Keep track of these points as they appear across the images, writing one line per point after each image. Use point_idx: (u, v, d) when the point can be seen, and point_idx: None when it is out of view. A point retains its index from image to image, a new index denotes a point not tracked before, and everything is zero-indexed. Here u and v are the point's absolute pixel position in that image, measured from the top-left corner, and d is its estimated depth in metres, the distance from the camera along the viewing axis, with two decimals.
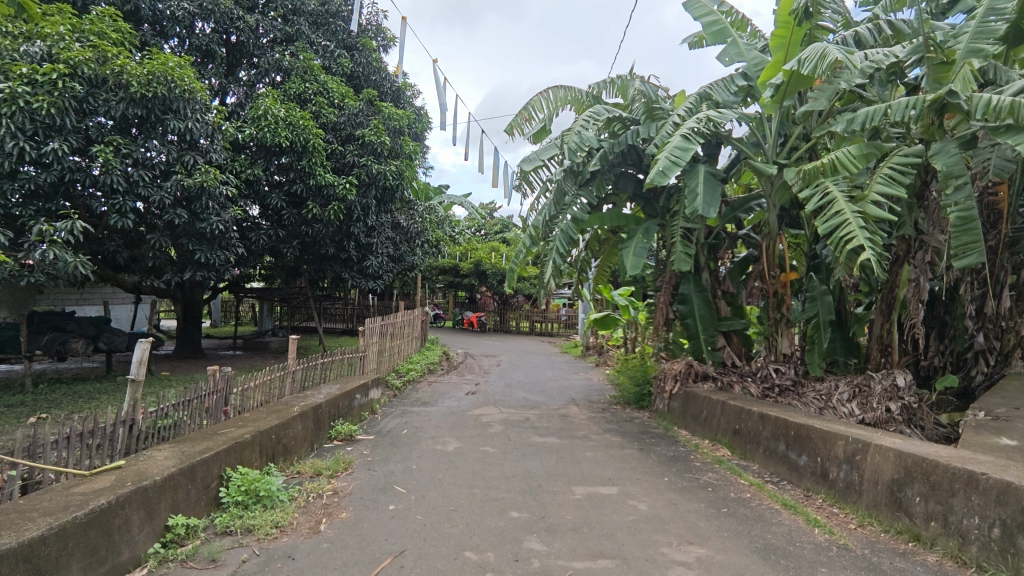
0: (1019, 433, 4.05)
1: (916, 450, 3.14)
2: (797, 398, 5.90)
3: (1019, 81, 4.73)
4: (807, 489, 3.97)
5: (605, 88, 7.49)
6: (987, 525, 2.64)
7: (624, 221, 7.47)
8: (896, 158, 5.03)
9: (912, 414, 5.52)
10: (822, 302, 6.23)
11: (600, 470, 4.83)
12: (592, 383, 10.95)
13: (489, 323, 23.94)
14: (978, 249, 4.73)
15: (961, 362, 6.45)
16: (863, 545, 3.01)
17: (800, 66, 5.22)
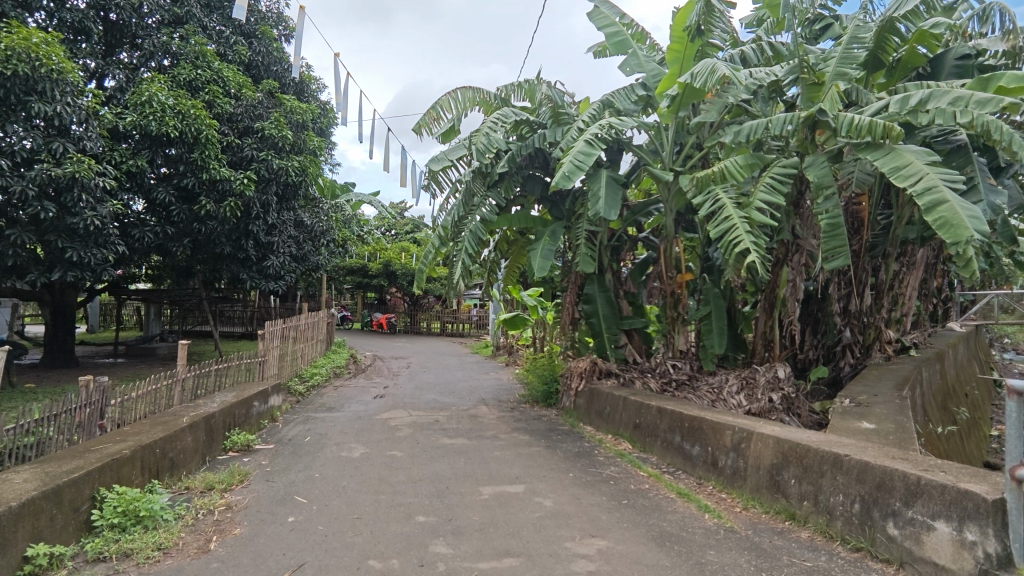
0: (876, 417, 4.56)
1: (792, 436, 3.43)
2: (692, 391, 6.28)
3: (876, 103, 5.31)
4: (699, 477, 4.23)
5: (513, 91, 7.58)
6: (849, 501, 2.92)
7: (532, 223, 7.60)
8: (777, 169, 5.48)
9: (790, 403, 6.03)
10: (715, 304, 6.66)
11: (507, 469, 4.88)
12: (502, 383, 11.05)
13: (399, 324, 23.54)
14: (843, 253, 5.28)
15: (831, 354, 7.13)
16: (747, 527, 3.25)
17: (692, 80, 5.56)
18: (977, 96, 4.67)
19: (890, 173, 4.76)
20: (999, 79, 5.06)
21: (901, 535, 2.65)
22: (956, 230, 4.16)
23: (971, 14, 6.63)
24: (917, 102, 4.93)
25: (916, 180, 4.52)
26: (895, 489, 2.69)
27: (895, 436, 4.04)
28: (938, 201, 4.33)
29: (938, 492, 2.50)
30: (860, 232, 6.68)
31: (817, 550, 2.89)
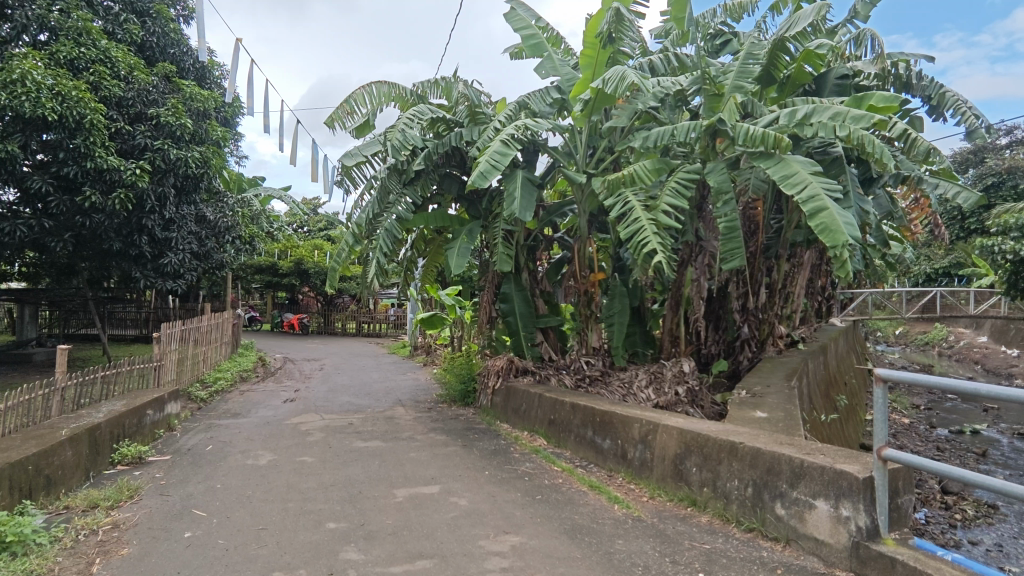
0: (768, 406, 4.92)
1: (694, 427, 3.63)
2: (605, 387, 6.51)
3: (769, 115, 5.75)
4: (610, 469, 4.38)
5: (429, 88, 7.51)
6: (743, 485, 3.13)
7: (448, 221, 7.57)
8: (681, 174, 5.78)
9: (695, 396, 6.34)
10: (622, 301, 6.97)
11: (423, 470, 4.83)
12: (420, 383, 10.91)
13: (313, 325, 22.65)
14: (740, 254, 5.67)
15: (732, 349, 7.59)
16: (653, 515, 3.41)
17: (604, 85, 5.76)
18: (852, 112, 5.16)
19: (780, 181, 5.15)
20: (871, 98, 5.63)
21: (787, 515, 2.87)
22: (835, 235, 4.58)
23: (850, 38, 7.33)
24: (803, 116, 5.38)
25: (801, 189, 4.93)
26: (782, 473, 2.91)
27: (784, 423, 4.40)
28: (819, 207, 4.74)
29: (819, 473, 2.73)
30: (755, 235, 7.19)
31: (716, 533, 3.07)
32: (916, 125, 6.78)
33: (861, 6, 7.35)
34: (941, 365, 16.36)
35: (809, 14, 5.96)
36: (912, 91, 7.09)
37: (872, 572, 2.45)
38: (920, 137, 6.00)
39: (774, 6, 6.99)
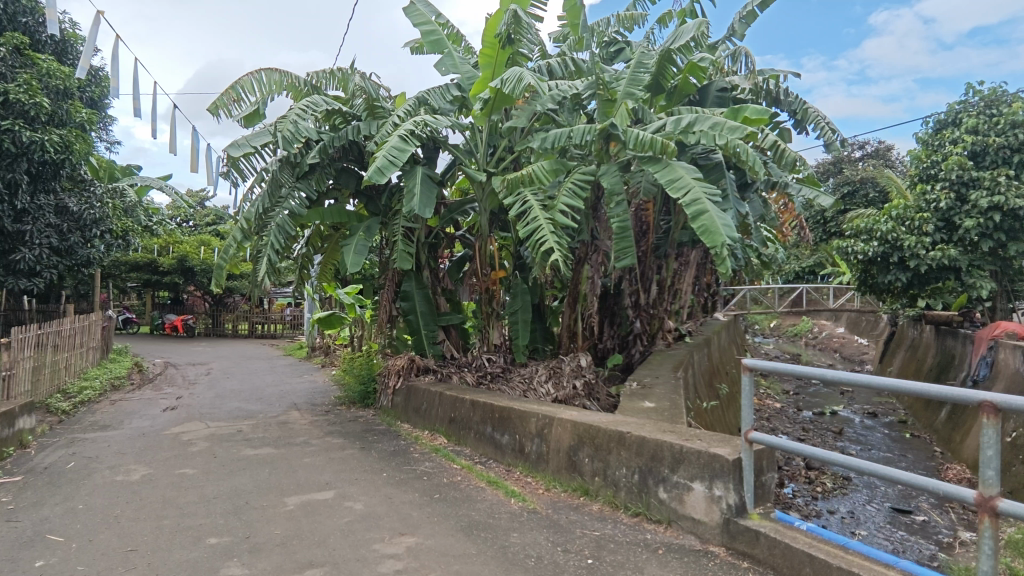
0: (656, 396, 5.24)
1: (586, 419, 3.77)
2: (506, 383, 6.61)
3: (657, 121, 6.09)
4: (508, 464, 4.45)
5: (325, 79, 7.22)
6: (631, 473, 3.30)
7: (346, 217, 7.32)
8: (577, 175, 5.98)
9: (591, 388, 6.60)
10: (522, 298, 7.09)
11: (317, 475, 4.64)
12: (317, 385, 10.48)
13: (199, 327, 21.08)
14: (631, 253, 5.97)
15: (626, 342, 7.98)
16: (547, 507, 3.50)
17: (502, 85, 5.83)
18: (729, 123, 5.57)
19: (666, 185, 5.48)
20: (746, 110, 6.12)
21: (668, 498, 3.05)
22: (714, 236, 4.94)
23: (729, 54, 7.93)
24: (687, 125, 5.75)
25: (685, 192, 5.26)
26: (664, 459, 3.09)
27: (669, 412, 4.70)
28: (701, 210, 5.09)
29: (695, 457, 2.92)
30: (646, 236, 7.60)
31: (605, 520, 3.21)
32: (785, 136, 7.47)
33: (739, 25, 7.97)
34: (807, 354, 18.21)
35: (692, 28, 6.37)
36: (781, 106, 7.85)
37: (740, 545, 2.67)
38: (786, 148, 6.65)
39: (662, 19, 7.40)
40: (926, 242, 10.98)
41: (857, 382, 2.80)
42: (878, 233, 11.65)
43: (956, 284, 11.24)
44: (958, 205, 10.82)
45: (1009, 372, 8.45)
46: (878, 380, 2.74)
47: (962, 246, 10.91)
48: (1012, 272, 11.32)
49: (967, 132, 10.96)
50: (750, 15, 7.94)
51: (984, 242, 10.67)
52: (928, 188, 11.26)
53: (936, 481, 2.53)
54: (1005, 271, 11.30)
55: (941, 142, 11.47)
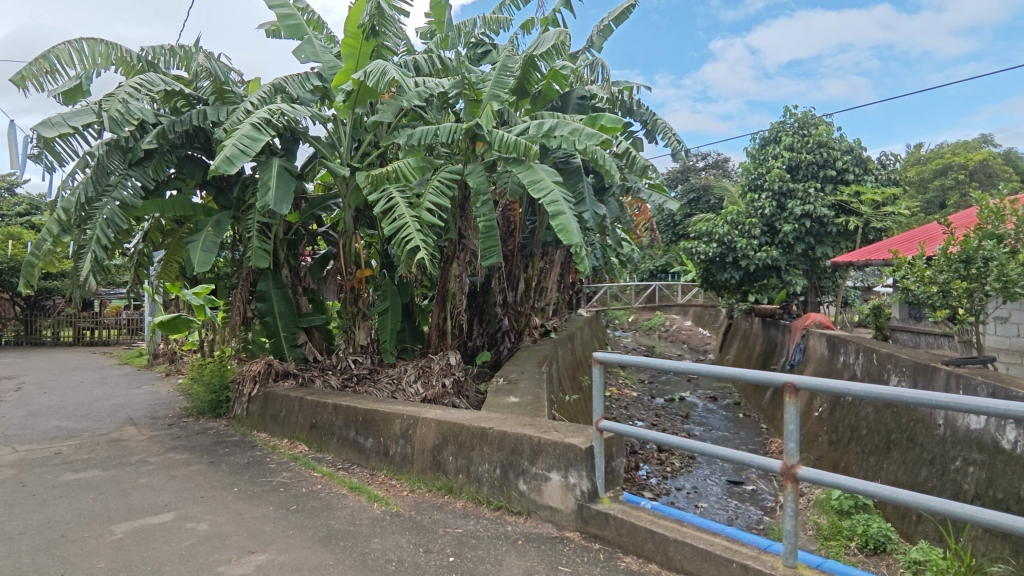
0: (520, 391, 5.41)
1: (450, 417, 3.79)
2: (372, 384, 6.42)
3: (521, 124, 6.28)
4: (372, 467, 4.34)
5: (163, 56, 6.49)
6: (492, 467, 3.36)
7: (191, 210, 6.64)
8: (443, 173, 5.98)
9: (460, 386, 6.62)
10: (391, 298, 6.95)
11: (154, 497, 4.16)
12: (159, 396, 9.42)
13: (8, 335, 18.02)
14: (497, 252, 6.09)
15: (494, 340, 8.14)
16: (411, 508, 3.46)
17: (365, 78, 5.65)
18: (586, 129, 5.86)
19: (528, 186, 5.66)
20: (602, 118, 6.47)
21: (527, 489, 3.16)
22: (570, 235, 5.23)
23: (588, 64, 8.41)
24: (549, 129, 5.98)
25: (545, 193, 5.48)
26: (524, 451, 3.19)
27: (532, 406, 4.87)
28: (559, 210, 5.32)
29: (552, 448, 3.05)
30: (513, 236, 7.79)
31: (468, 516, 3.25)
32: (637, 145, 8.08)
33: (596, 38, 8.46)
34: (661, 345, 19.87)
35: (552, 36, 6.63)
36: (634, 116, 8.46)
37: (592, 528, 2.83)
38: (638, 155, 7.19)
39: (526, 25, 7.63)
40: (755, 244, 12.46)
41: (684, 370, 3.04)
42: (716, 236, 13.03)
43: (777, 281, 12.91)
44: (778, 212, 12.43)
45: (817, 356, 9.87)
46: (702, 367, 2.99)
47: (782, 248, 12.55)
48: (819, 271, 13.24)
49: (785, 149, 12.61)
50: (606, 29, 8.45)
51: (798, 245, 12.35)
52: (756, 197, 12.80)
53: (744, 453, 2.81)
54: (814, 270, 13.19)
55: (766, 156, 13.09)
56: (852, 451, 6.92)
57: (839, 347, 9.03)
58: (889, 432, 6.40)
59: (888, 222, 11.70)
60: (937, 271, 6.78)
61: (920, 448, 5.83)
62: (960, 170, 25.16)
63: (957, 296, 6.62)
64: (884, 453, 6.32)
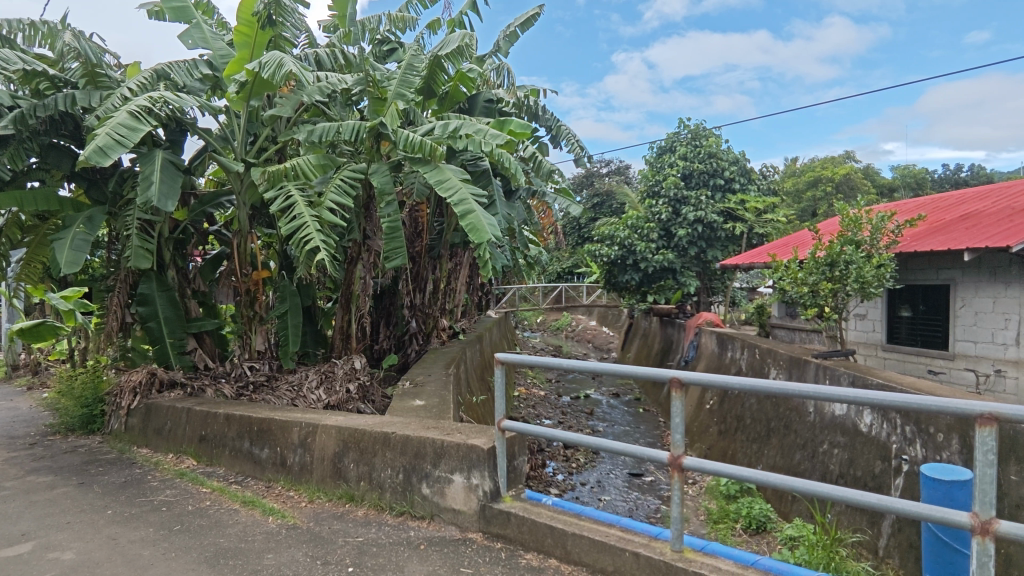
0: (426, 394, 5.35)
1: (351, 423, 3.68)
2: (270, 393, 6.08)
3: (427, 124, 6.23)
4: (268, 479, 4.12)
5: (22, 31, 5.80)
6: (395, 472, 3.31)
7: (58, 205, 5.98)
8: (346, 172, 5.81)
9: (365, 391, 6.42)
10: (291, 300, 6.63)
11: (9, 526, 3.69)
12: (18, 413, 8.38)
13: None
14: (402, 253, 5.96)
15: (401, 343, 7.98)
16: (309, 520, 3.32)
17: (260, 69, 5.36)
18: (492, 131, 5.96)
19: (435, 186, 5.63)
20: (511, 123, 6.54)
21: (431, 493, 3.13)
22: (480, 233, 5.23)
23: (495, 68, 8.51)
24: (454, 129, 5.93)
25: (452, 192, 5.47)
26: (427, 455, 3.17)
27: (437, 408, 4.84)
28: (468, 209, 5.33)
29: (455, 450, 3.04)
30: (421, 236, 7.72)
31: (370, 524, 3.17)
32: (542, 150, 8.27)
33: (503, 43, 8.57)
34: (567, 345, 20.48)
35: (458, 38, 6.63)
36: (539, 121, 8.66)
37: (495, 528, 2.85)
38: (543, 159, 7.36)
39: (432, 25, 7.58)
40: (653, 247, 13.16)
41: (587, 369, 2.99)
42: (618, 240, 13.63)
43: (673, 283, 13.72)
44: (674, 218, 13.24)
45: (708, 352, 10.59)
46: (604, 366, 2.97)
47: (677, 251, 13.34)
48: (710, 273, 14.20)
49: (679, 158, 13.44)
50: (512, 35, 8.58)
51: (692, 248, 13.19)
52: (654, 203, 13.54)
53: (630, 444, 2.74)
54: (706, 272, 14.13)
55: (662, 165, 13.88)
56: (738, 439, 7.48)
57: (727, 343, 9.73)
58: (769, 421, 6.99)
59: (768, 228, 12.77)
60: (807, 272, 7.50)
61: (796, 434, 6.40)
62: (829, 182, 27.99)
63: (824, 295, 7.36)
64: (765, 440, 6.89)
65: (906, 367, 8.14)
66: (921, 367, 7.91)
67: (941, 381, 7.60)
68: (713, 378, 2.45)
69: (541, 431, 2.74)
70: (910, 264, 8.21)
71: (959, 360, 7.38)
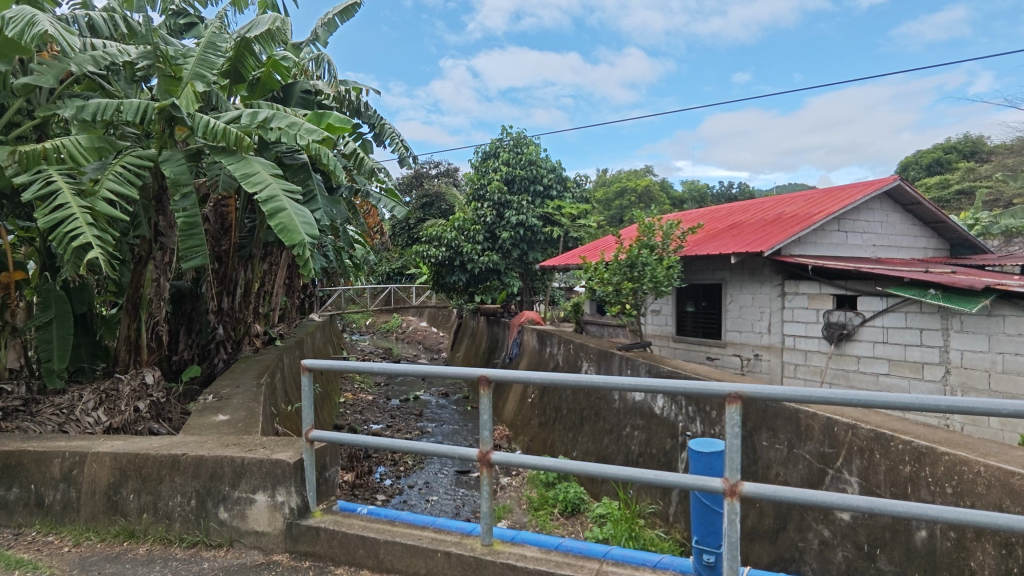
0: (231, 407, 4.86)
1: (131, 448, 3.20)
2: (27, 418, 4.89)
3: (231, 111, 5.66)
4: (18, 525, 3.39)
5: None
6: (186, 499, 2.95)
7: None
8: (129, 158, 5.04)
9: (159, 409, 5.62)
10: (57, 307, 5.60)
11: None
12: None
13: None
14: (201, 253, 5.32)
15: (206, 352, 7.12)
16: (73, 566, 2.80)
17: (3, 26, 4.40)
18: (306, 124, 5.53)
19: (241, 179, 5.15)
20: (329, 117, 6.09)
21: (229, 517, 2.84)
22: (292, 234, 4.84)
23: (312, 58, 8.05)
24: (264, 120, 5.52)
25: (262, 188, 5.06)
26: (224, 476, 2.87)
27: (244, 423, 4.42)
28: (278, 208, 4.96)
29: (257, 468, 2.78)
30: (228, 234, 7.03)
31: (154, 561, 2.77)
32: (365, 147, 8.03)
33: (321, 31, 8.13)
34: (398, 347, 20.20)
35: (267, 22, 6.14)
36: (362, 117, 8.41)
37: (302, 546, 2.65)
38: (365, 158, 7.08)
39: (238, 2, 6.91)
40: (478, 249, 13.53)
41: (410, 372, 2.64)
42: (445, 241, 13.73)
43: (498, 284, 14.19)
44: (498, 221, 13.77)
45: (529, 349, 11.18)
46: (435, 370, 2.64)
47: (501, 253, 13.89)
48: (532, 274, 15.00)
49: (502, 164, 14.02)
50: (330, 24, 8.18)
51: (515, 250, 13.82)
52: (479, 206, 13.93)
53: (446, 444, 2.55)
54: (528, 273, 14.89)
55: (487, 169, 14.35)
56: (557, 429, 8.00)
57: (547, 340, 10.35)
58: (582, 409, 7.57)
59: (582, 233, 13.87)
60: (612, 273, 8.27)
61: (604, 421, 7.04)
62: (633, 193, 31.31)
63: (626, 294, 8.18)
64: (579, 428, 7.47)
65: (691, 354, 9.41)
66: (702, 355, 9.22)
67: (716, 365, 8.92)
68: (524, 374, 2.21)
69: (355, 438, 2.64)
70: (693, 266, 9.50)
71: (730, 347, 8.73)
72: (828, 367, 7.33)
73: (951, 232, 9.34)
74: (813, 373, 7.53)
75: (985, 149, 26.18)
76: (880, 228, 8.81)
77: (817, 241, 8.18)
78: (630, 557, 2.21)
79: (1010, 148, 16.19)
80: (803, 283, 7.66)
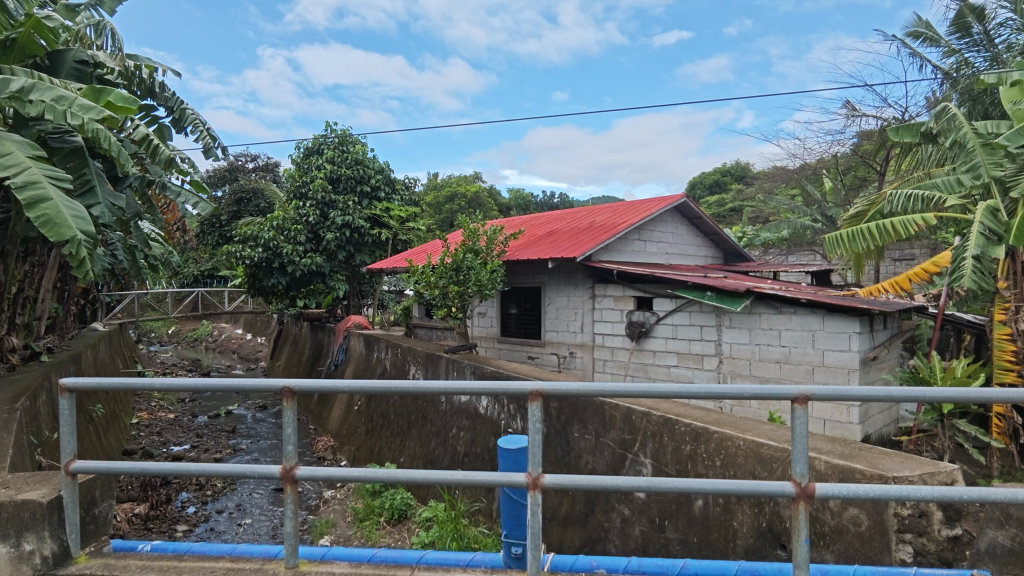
0: None
1: None
2: None
3: None
4: None
5: None
6: None
7: None
8: None
9: None
10: None
11: None
12: None
13: None
14: None
15: None
16: None
17: None
18: (79, 100, 4.73)
19: None
20: (110, 94, 5.18)
21: None
22: (59, 228, 4.08)
23: (92, 24, 6.87)
24: (19, 90, 4.58)
25: (16, 171, 4.19)
26: None
27: None
28: (41, 196, 4.13)
29: None
30: None
31: None
32: (160, 133, 7.08)
33: None
34: (207, 358, 18.24)
35: None
36: (156, 99, 7.40)
37: None
38: (161, 146, 6.23)
39: None
40: (300, 250, 12.71)
41: (209, 387, 2.07)
42: (261, 241, 12.62)
43: (322, 287, 13.43)
44: (322, 221, 13.10)
45: (356, 354, 10.78)
46: (242, 382, 2.08)
47: (325, 255, 13.22)
48: (359, 277, 14.49)
49: (327, 162, 13.33)
50: None
51: (340, 252, 13.27)
52: (301, 205, 13.12)
53: (257, 464, 2.15)
54: (355, 276, 14.37)
55: (309, 166, 13.54)
56: (383, 436, 7.82)
57: (374, 344, 10.08)
58: (409, 414, 7.50)
59: (410, 236, 13.75)
60: (438, 277, 8.34)
61: (430, 424, 7.05)
62: (462, 198, 31.93)
63: (451, 297, 8.30)
64: (406, 433, 7.39)
65: (514, 354, 9.86)
66: (524, 354, 9.70)
67: (537, 363, 9.46)
68: (333, 385, 1.97)
69: (119, 465, 2.17)
70: (515, 270, 9.94)
71: (548, 346, 9.31)
72: (631, 361, 8.18)
73: (725, 243, 10.98)
74: (618, 367, 8.34)
75: (750, 173, 31.32)
76: (672, 238, 10.07)
77: (621, 249, 9.06)
78: (443, 559, 2.21)
79: (766, 175, 19.61)
80: (610, 286, 8.42)
